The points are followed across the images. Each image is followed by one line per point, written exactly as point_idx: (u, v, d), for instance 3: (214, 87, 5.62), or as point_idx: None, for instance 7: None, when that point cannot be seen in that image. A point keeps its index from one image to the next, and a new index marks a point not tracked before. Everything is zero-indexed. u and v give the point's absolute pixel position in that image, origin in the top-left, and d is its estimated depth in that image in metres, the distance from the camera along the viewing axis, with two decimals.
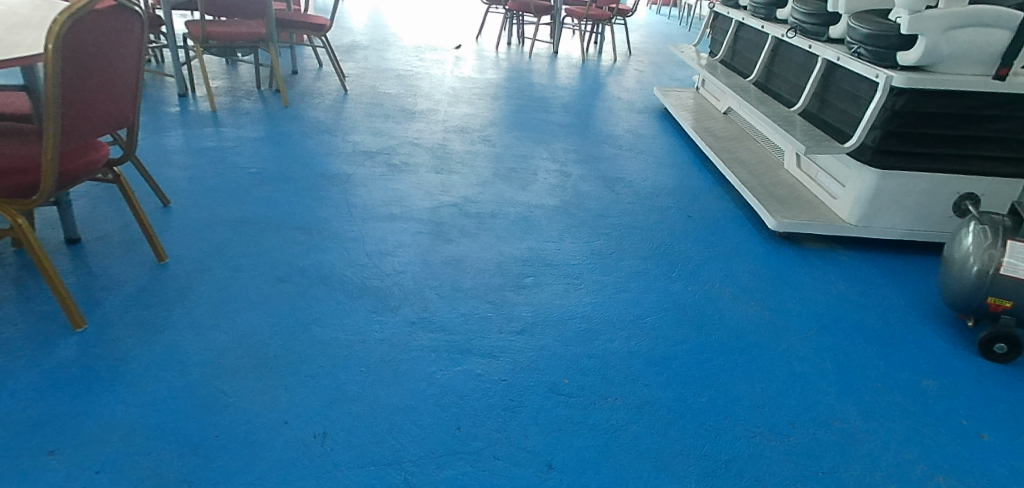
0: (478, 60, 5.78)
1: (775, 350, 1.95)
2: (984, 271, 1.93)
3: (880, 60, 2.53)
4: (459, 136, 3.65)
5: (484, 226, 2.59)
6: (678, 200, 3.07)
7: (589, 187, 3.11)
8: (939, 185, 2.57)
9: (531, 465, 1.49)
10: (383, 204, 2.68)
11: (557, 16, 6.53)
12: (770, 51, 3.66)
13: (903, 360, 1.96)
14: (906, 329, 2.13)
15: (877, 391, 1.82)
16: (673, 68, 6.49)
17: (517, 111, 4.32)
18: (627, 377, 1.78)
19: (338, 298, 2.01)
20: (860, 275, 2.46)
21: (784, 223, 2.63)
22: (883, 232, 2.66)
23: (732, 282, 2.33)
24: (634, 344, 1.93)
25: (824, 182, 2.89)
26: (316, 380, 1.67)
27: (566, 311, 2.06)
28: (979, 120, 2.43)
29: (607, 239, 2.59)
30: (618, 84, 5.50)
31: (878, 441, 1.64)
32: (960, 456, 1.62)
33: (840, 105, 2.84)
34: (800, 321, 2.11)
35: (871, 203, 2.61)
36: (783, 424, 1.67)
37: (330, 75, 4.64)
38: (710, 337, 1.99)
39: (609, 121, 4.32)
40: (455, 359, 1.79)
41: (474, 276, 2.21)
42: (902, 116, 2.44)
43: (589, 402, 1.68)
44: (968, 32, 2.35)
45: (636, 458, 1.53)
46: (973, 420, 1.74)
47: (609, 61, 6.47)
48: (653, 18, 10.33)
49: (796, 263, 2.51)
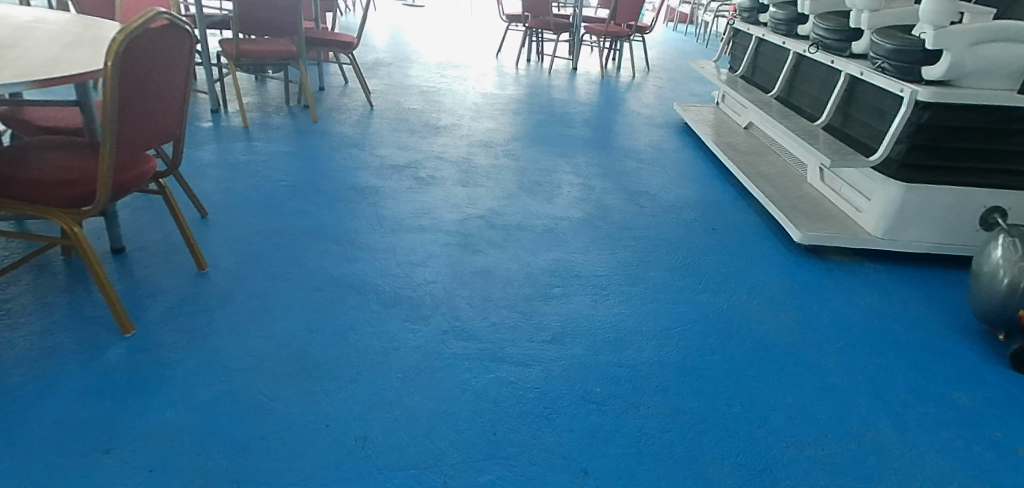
0: (499, 77, 5.86)
1: (805, 362, 1.97)
2: (1015, 284, 1.93)
3: (904, 75, 2.56)
4: (483, 150, 3.71)
5: (511, 237, 2.63)
6: (702, 213, 3.10)
7: (613, 201, 3.15)
8: (966, 199, 2.58)
9: (567, 471, 1.51)
10: (412, 216, 2.73)
11: (577, 34, 6.60)
12: (792, 66, 3.70)
13: (934, 373, 1.97)
14: (935, 341, 2.13)
15: (909, 402, 1.83)
16: (692, 84, 6.52)
17: (539, 126, 4.38)
18: (658, 386, 1.81)
19: (372, 306, 2.06)
20: (887, 288, 2.46)
21: (810, 236, 2.65)
22: (909, 246, 2.66)
23: (760, 294, 2.35)
24: (663, 355, 1.95)
25: (849, 196, 2.91)
26: (354, 386, 1.71)
27: (595, 321, 2.10)
28: (1004, 134, 2.46)
29: (633, 251, 2.63)
30: (638, 99, 5.55)
31: (912, 453, 1.64)
32: (993, 468, 1.62)
33: (864, 119, 2.87)
34: (829, 333, 2.13)
35: (896, 215, 2.62)
36: (815, 434, 1.68)
37: (356, 91, 4.74)
38: (739, 347, 2.02)
39: (630, 136, 4.37)
40: (488, 367, 1.83)
41: (503, 286, 2.26)
42: (927, 130, 2.47)
43: (622, 410, 1.71)
44: (993, 48, 2.38)
45: (671, 465, 1.55)
46: (1006, 432, 1.74)
47: (628, 77, 6.53)
48: (669, 35, 10.39)
49: (822, 276, 2.52)
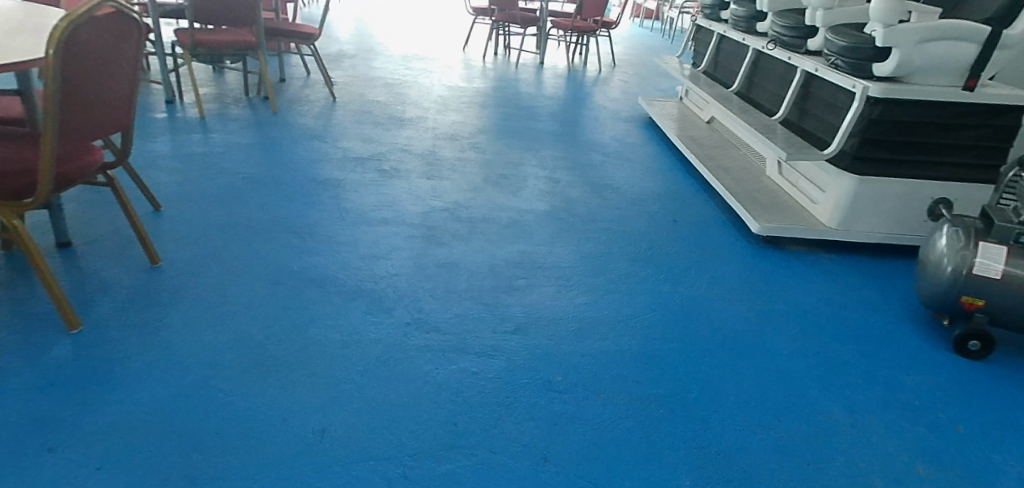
0: (466, 69, 5.84)
1: (761, 349, 2.02)
2: (958, 271, 2.00)
3: (857, 71, 2.64)
4: (448, 142, 3.70)
5: (476, 230, 2.63)
6: (664, 206, 3.14)
7: (578, 194, 3.18)
8: (915, 191, 2.67)
9: (528, 458, 1.52)
10: (375, 209, 2.72)
11: (543, 28, 6.62)
12: (752, 62, 3.78)
13: (884, 358, 2.03)
14: (885, 327, 2.20)
15: (859, 386, 1.89)
16: (658, 79, 6.59)
17: (505, 119, 4.39)
18: (619, 374, 1.84)
19: (333, 299, 2.05)
20: (841, 278, 2.54)
21: (768, 227, 2.72)
22: (862, 236, 2.75)
23: (720, 284, 2.40)
24: (625, 344, 1.98)
25: (806, 189, 2.99)
26: (314, 379, 1.70)
27: (559, 312, 2.12)
28: (950, 128, 2.55)
29: (596, 243, 2.66)
30: (604, 93, 5.59)
31: (861, 434, 1.69)
32: (938, 447, 1.67)
33: (819, 114, 2.95)
34: (785, 321, 2.18)
35: (850, 207, 2.70)
36: (770, 418, 1.73)
37: (318, 82, 4.67)
38: (698, 336, 2.06)
39: (595, 130, 4.40)
40: (451, 358, 1.83)
41: (467, 278, 2.26)
42: (878, 124, 2.55)
43: (583, 398, 1.73)
44: (940, 45, 2.47)
45: (629, 450, 1.58)
46: (950, 413, 1.79)
47: (595, 71, 6.57)
48: (636, 31, 10.48)
49: (779, 266, 2.59)
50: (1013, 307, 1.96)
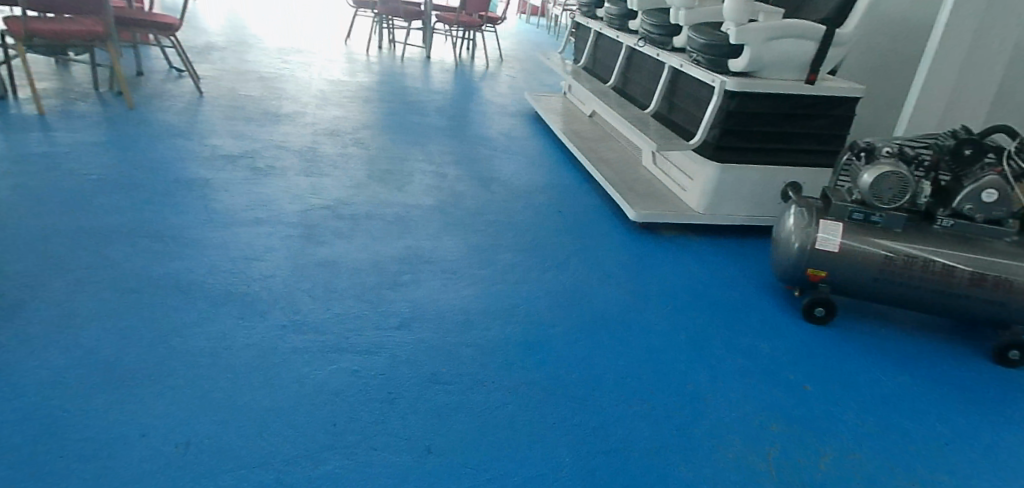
0: (348, 63, 5.69)
1: (636, 328, 2.13)
2: (804, 247, 2.22)
3: (715, 67, 2.84)
4: (329, 138, 3.60)
5: (358, 227, 2.59)
6: (547, 197, 3.23)
7: (464, 187, 3.19)
8: (770, 176, 2.91)
9: (410, 451, 1.52)
10: (247, 208, 2.60)
11: (428, 22, 6.58)
12: (626, 58, 3.97)
13: (745, 329, 2.21)
14: (747, 302, 2.39)
15: (723, 356, 2.04)
16: (544, 74, 6.75)
17: (389, 114, 4.33)
18: (502, 362, 1.88)
19: (199, 305, 1.94)
20: (709, 258, 2.72)
21: (643, 214, 2.87)
22: (726, 219, 2.96)
23: (600, 270, 2.50)
24: (508, 333, 2.02)
25: (677, 177, 3.18)
26: (178, 390, 1.61)
27: (443, 305, 2.13)
28: (797, 118, 2.81)
29: (480, 235, 2.69)
30: (492, 88, 5.65)
31: (724, 399, 1.83)
32: (789, 404, 1.83)
33: (685, 107, 3.15)
34: (658, 302, 2.32)
35: (715, 192, 2.91)
36: (643, 391, 1.83)
37: (183, 76, 4.38)
38: (578, 320, 2.14)
39: (481, 124, 4.44)
40: (330, 358, 1.79)
41: (348, 276, 2.22)
42: (735, 116, 2.76)
43: (467, 387, 1.75)
44: (784, 43, 2.70)
45: (510, 433, 1.62)
46: (800, 374, 1.98)
47: (482, 66, 6.62)
48: (523, 27, 10.65)
49: (653, 250, 2.74)
50: (849, 277, 2.20)
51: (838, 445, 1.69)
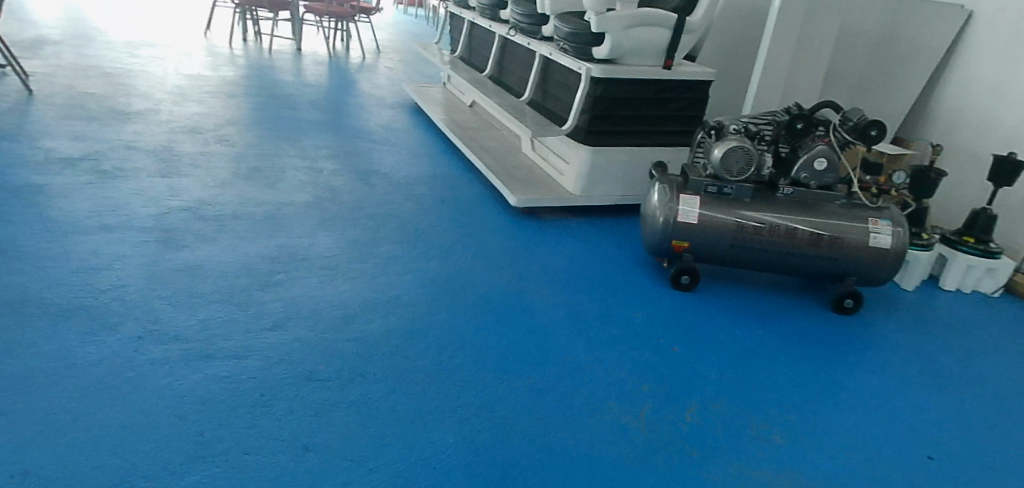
0: (209, 57, 5.35)
1: (517, 309, 2.18)
2: (668, 221, 2.36)
3: (580, 55, 2.96)
4: (188, 136, 3.37)
5: (224, 228, 2.45)
6: (426, 187, 3.22)
7: (341, 181, 3.11)
8: (639, 157, 3.07)
9: (285, 451, 1.48)
10: (92, 215, 2.39)
11: (296, 13, 6.31)
12: (499, 47, 4.02)
13: (620, 301, 2.32)
14: (621, 276, 2.51)
15: (600, 327, 2.14)
16: (424, 65, 6.68)
17: (257, 109, 4.12)
18: (383, 352, 1.86)
19: (36, 323, 1.77)
20: (586, 238, 2.83)
21: (523, 199, 2.93)
22: (602, 200, 3.09)
23: (481, 256, 2.53)
24: (389, 323, 2.01)
25: (554, 162, 3.28)
26: (14, 417, 1.46)
27: (319, 301, 2.07)
28: (658, 102, 2.97)
29: (358, 229, 2.64)
30: (369, 80, 5.52)
31: (600, 367, 1.92)
32: (660, 365, 1.96)
33: (557, 94, 3.25)
34: (538, 282, 2.38)
35: (589, 175, 3.02)
36: (524, 367, 1.88)
37: (9, 73, 3.93)
38: (459, 305, 2.16)
39: (358, 116, 4.34)
40: (195, 366, 1.70)
41: (215, 279, 2.10)
42: (602, 101, 2.88)
43: (346, 381, 1.72)
44: (640, 31, 2.85)
45: (391, 421, 1.61)
46: (670, 338, 2.11)
47: (358, 58, 6.45)
48: (401, 17, 10.48)
49: (532, 233, 2.81)
50: (708, 245, 2.37)
51: (702, 398, 1.82)
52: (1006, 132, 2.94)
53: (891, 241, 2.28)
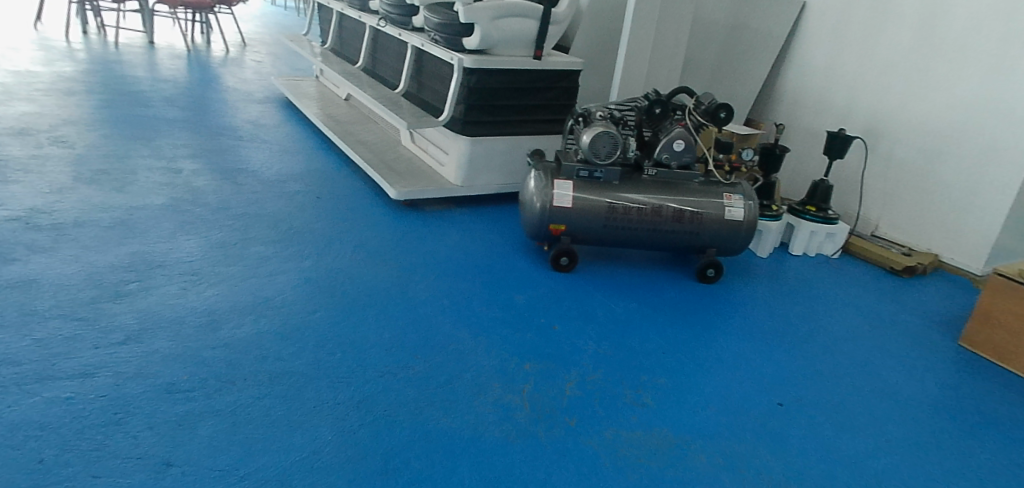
0: (42, 51, 4.81)
1: (398, 301, 2.15)
2: (545, 206, 2.42)
3: (451, 45, 2.95)
4: (18, 139, 3.02)
5: (66, 237, 2.22)
6: (299, 184, 3.09)
7: (203, 181, 2.91)
8: (517, 146, 3.11)
9: (143, 469, 1.37)
10: None
11: (146, 3, 5.81)
12: (370, 38, 3.92)
13: (501, 286, 2.35)
14: (503, 262, 2.54)
15: (482, 312, 2.15)
16: (295, 58, 6.39)
17: (104, 108, 3.76)
18: (254, 356, 1.77)
19: None
20: (468, 227, 2.83)
21: (404, 192, 2.88)
22: (483, 189, 3.10)
23: (360, 251, 2.47)
24: (261, 326, 1.91)
25: (433, 153, 3.25)
26: None
27: (181, 309, 1.93)
28: (531, 91, 3.03)
29: (224, 230, 2.48)
30: (234, 75, 5.20)
31: (483, 351, 1.94)
32: (541, 344, 2.00)
33: (431, 85, 3.22)
34: (420, 273, 2.36)
35: (469, 165, 3.03)
36: (407, 358, 1.86)
37: None
38: (337, 301, 2.10)
39: (223, 112, 4.07)
40: (32, 390, 1.53)
41: (54, 294, 1.90)
42: (476, 92, 2.89)
43: (212, 390, 1.62)
44: (509, 21, 2.88)
45: (264, 425, 1.53)
46: (550, 317, 2.17)
47: (221, 52, 6.05)
48: (269, 9, 9.95)
49: (412, 225, 2.77)
50: (583, 227, 2.45)
51: (581, 371, 1.89)
52: (838, 111, 3.27)
53: (743, 213, 2.47)
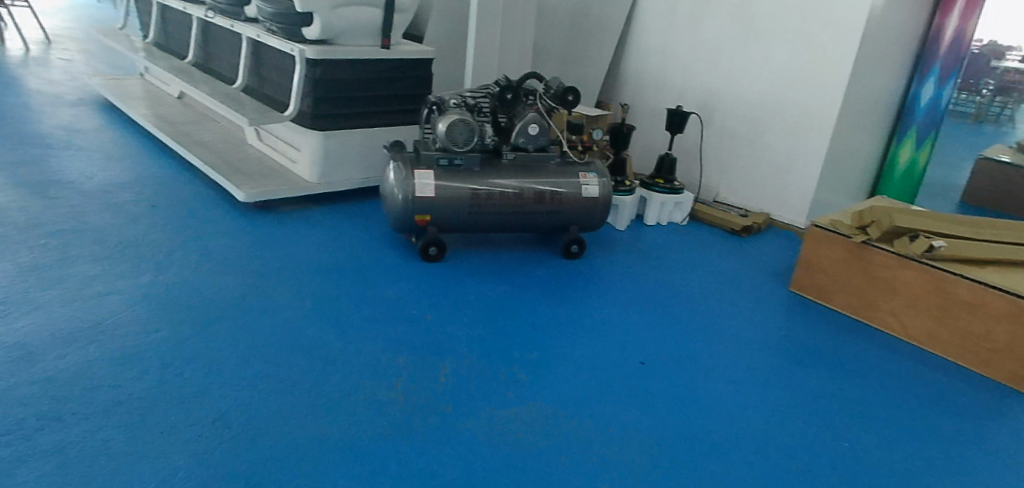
0: None
1: (255, 309, 2.00)
2: (407, 197, 2.36)
3: (291, 36, 2.79)
4: None
5: None
6: (129, 192, 2.77)
7: (6, 198, 2.52)
8: (373, 138, 3.00)
9: None
10: None
11: None
12: (199, 30, 3.59)
13: (368, 282, 2.26)
14: (368, 257, 2.45)
15: (348, 310, 2.06)
16: (114, 54, 5.73)
17: None
18: (86, 387, 1.56)
19: None
20: (327, 225, 2.70)
21: (253, 193, 2.68)
22: (342, 184, 2.96)
23: (207, 260, 2.26)
24: (92, 353, 1.68)
25: (284, 150, 3.06)
26: None
27: None
28: (383, 81, 2.92)
29: (37, 251, 2.17)
30: (38, 75, 4.57)
31: (352, 349, 1.85)
32: (412, 335, 1.95)
33: (273, 78, 3.01)
34: (277, 277, 2.20)
35: (323, 160, 2.88)
36: (268, 367, 1.73)
37: None
38: (184, 316, 1.90)
39: (27, 119, 3.56)
40: None
41: None
42: (323, 84, 2.74)
43: (35, 431, 1.41)
44: (351, 10, 2.75)
45: (103, 462, 1.35)
46: (421, 308, 2.12)
47: (20, 50, 5.29)
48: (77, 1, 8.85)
49: (266, 228, 2.59)
50: (448, 215, 2.42)
51: (455, 357, 1.86)
52: (675, 89, 3.49)
53: (598, 190, 2.55)
